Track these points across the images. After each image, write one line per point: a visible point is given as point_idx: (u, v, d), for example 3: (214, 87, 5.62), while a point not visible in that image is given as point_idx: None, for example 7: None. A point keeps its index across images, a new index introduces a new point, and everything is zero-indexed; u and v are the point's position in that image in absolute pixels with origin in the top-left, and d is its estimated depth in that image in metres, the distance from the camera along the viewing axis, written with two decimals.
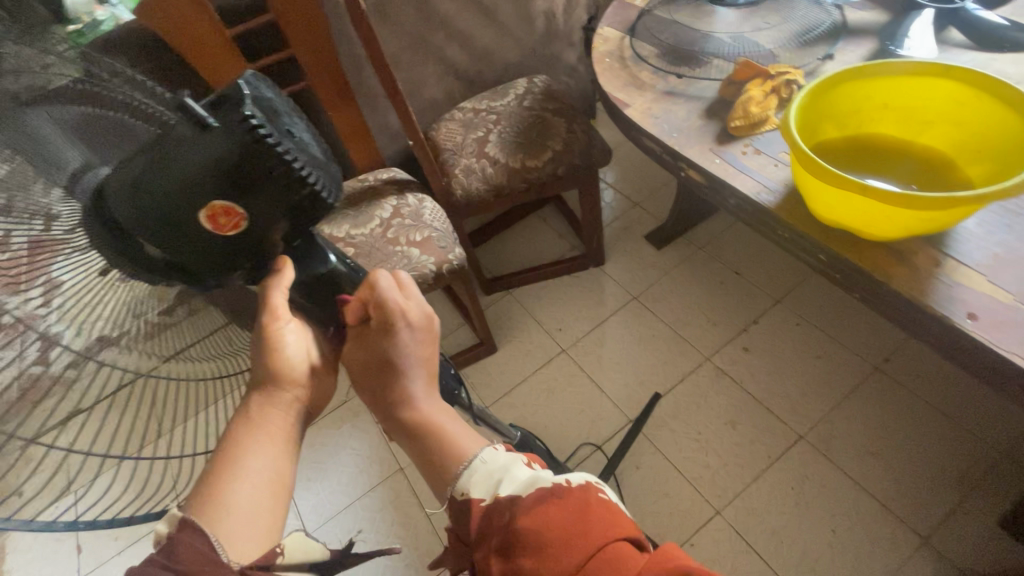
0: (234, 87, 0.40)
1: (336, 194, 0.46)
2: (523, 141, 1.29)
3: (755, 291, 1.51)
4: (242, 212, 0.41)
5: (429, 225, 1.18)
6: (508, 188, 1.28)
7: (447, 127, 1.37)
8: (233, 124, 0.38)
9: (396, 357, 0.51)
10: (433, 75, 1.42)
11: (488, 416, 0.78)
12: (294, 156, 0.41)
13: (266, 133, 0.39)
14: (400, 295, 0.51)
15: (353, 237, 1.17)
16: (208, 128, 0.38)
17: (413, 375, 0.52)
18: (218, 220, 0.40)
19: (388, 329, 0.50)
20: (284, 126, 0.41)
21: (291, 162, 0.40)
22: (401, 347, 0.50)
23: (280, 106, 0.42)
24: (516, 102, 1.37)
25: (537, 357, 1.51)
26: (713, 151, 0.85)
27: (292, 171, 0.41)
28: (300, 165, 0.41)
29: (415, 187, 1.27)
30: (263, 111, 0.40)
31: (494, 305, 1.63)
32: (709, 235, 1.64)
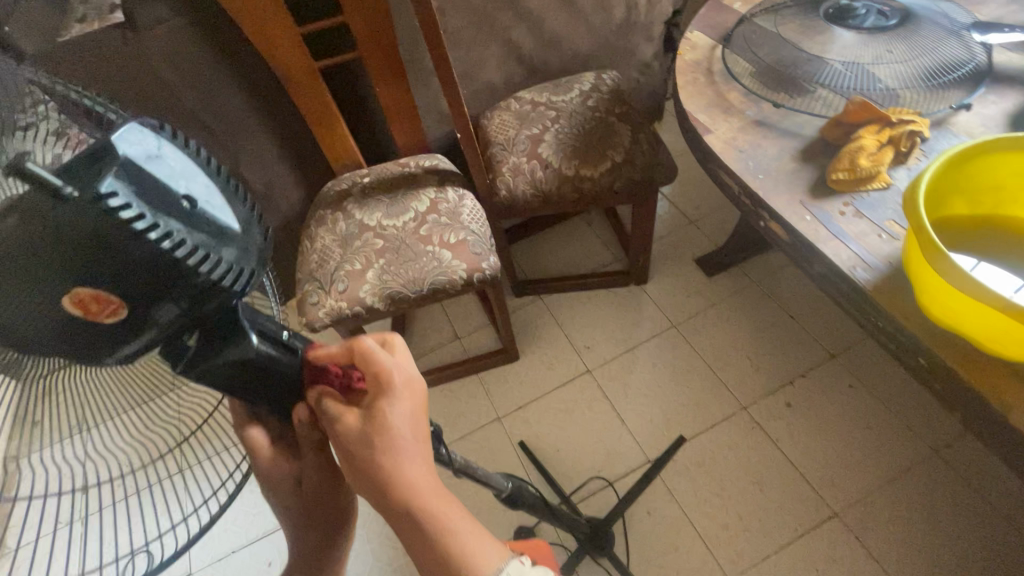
0: (109, 144, 0.26)
1: (257, 277, 0.33)
2: (582, 145, 1.17)
3: (808, 340, 1.37)
4: (124, 302, 0.28)
5: (466, 226, 1.08)
6: (556, 196, 1.17)
7: (500, 118, 1.26)
8: (92, 206, 0.24)
9: (388, 430, 0.46)
10: (494, 58, 1.30)
11: (473, 467, 0.68)
12: (191, 251, 0.28)
13: (139, 217, 0.26)
14: (384, 357, 0.48)
15: (384, 228, 1.09)
16: (59, 198, 0.24)
17: (409, 447, 0.46)
18: (91, 309, 0.27)
19: (378, 397, 0.47)
20: (178, 192, 0.28)
21: (186, 261, 0.28)
22: (397, 413, 0.46)
23: (175, 159, 0.29)
24: (579, 101, 1.25)
25: (559, 373, 1.42)
26: (804, 204, 0.73)
27: (181, 264, 0.28)
28: (200, 263, 0.28)
29: (457, 180, 1.18)
30: (139, 182, 0.26)
31: (523, 310, 1.55)
32: (766, 270, 1.50)
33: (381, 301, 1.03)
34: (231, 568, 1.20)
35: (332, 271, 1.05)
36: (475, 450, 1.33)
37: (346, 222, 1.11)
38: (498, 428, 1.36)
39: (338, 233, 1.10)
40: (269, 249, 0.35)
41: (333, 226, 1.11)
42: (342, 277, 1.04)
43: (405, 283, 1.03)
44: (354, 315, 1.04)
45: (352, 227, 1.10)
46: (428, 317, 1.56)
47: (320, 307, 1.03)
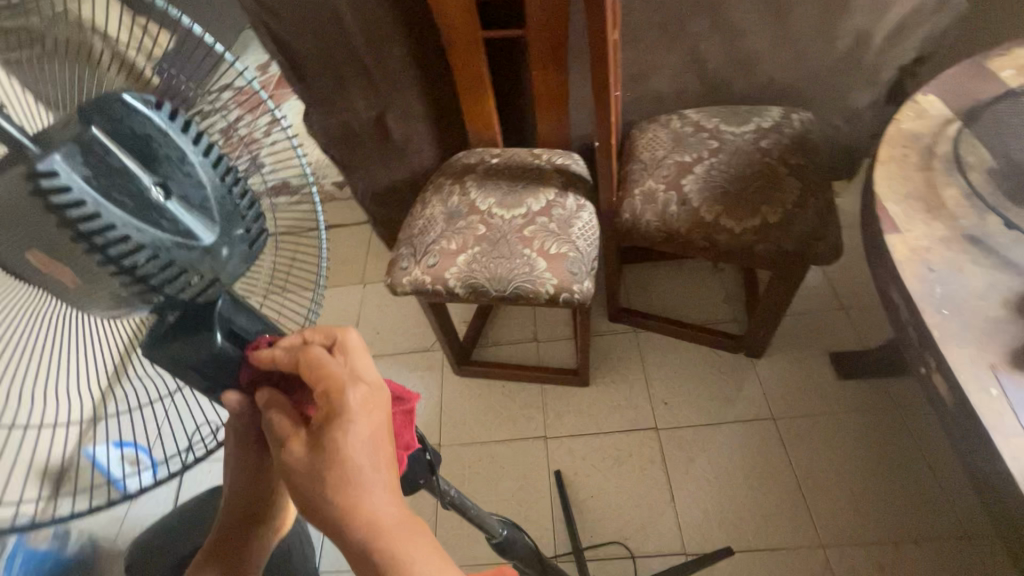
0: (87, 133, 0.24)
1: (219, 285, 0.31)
2: (733, 191, 1.00)
3: (935, 504, 1.11)
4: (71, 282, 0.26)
5: (572, 241, 1.00)
6: (683, 238, 1.02)
7: (653, 135, 1.13)
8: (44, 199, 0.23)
9: (345, 460, 0.38)
10: (672, 66, 1.17)
11: (469, 508, 0.64)
12: (144, 260, 0.26)
13: (77, 206, 0.23)
14: (331, 363, 0.40)
15: (491, 215, 1.05)
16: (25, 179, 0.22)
17: (367, 476, 0.38)
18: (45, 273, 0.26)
19: (332, 419, 0.39)
20: (145, 188, 0.26)
21: (137, 268, 0.26)
22: (351, 437, 0.38)
23: (161, 148, 0.27)
24: (751, 138, 1.07)
25: (623, 417, 1.31)
26: (994, 370, 0.53)
27: (129, 267, 0.25)
28: (155, 272, 0.27)
29: (582, 188, 1.09)
30: (95, 165, 0.24)
31: (612, 337, 1.44)
32: (909, 401, 1.24)
33: (462, 287, 1.01)
34: None
35: (429, 242, 1.04)
36: (511, 459, 1.29)
37: (459, 198, 1.09)
38: (540, 447, 1.29)
39: (448, 206, 1.09)
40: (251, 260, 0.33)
41: (446, 198, 1.10)
42: (435, 252, 1.03)
43: (491, 278, 0.99)
44: (434, 292, 1.02)
45: (463, 205, 1.08)
46: (515, 310, 1.53)
47: (406, 273, 1.03)
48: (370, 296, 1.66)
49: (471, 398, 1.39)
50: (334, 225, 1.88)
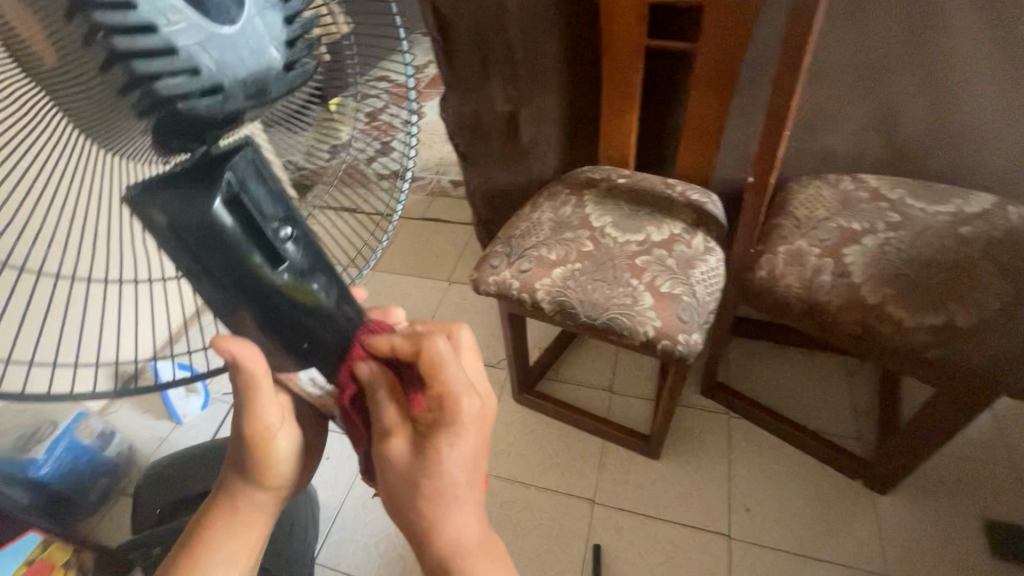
0: None
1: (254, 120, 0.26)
2: (912, 276, 0.80)
3: None
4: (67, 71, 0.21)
5: (689, 284, 0.85)
6: (830, 316, 0.83)
7: (816, 191, 0.95)
8: None
9: (446, 474, 0.39)
10: (856, 122, 0.99)
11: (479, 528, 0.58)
12: (162, 51, 0.21)
13: None
14: (454, 369, 0.40)
15: (603, 234, 0.93)
16: None
17: (461, 499, 0.39)
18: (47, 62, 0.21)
19: (441, 431, 0.39)
20: None
21: (151, 60, 0.21)
22: (454, 454, 0.39)
23: None
24: (947, 221, 0.85)
25: (692, 510, 1.09)
26: None
27: (139, 52, 0.20)
28: (176, 73, 0.21)
29: (715, 231, 0.94)
30: None
31: (699, 413, 1.23)
32: None
33: (549, 303, 0.89)
34: None
35: (527, 246, 0.95)
36: (548, 513, 1.12)
37: (573, 209, 0.99)
38: (585, 511, 1.11)
39: (558, 215, 0.98)
40: (262, 70, 0.24)
41: (558, 206, 1.00)
42: (531, 257, 0.93)
43: (584, 301, 0.86)
44: (518, 301, 0.92)
45: (574, 217, 0.97)
46: (597, 351, 1.38)
47: (494, 273, 0.94)
48: (452, 296, 1.60)
49: (524, 431, 1.25)
50: (439, 219, 1.88)
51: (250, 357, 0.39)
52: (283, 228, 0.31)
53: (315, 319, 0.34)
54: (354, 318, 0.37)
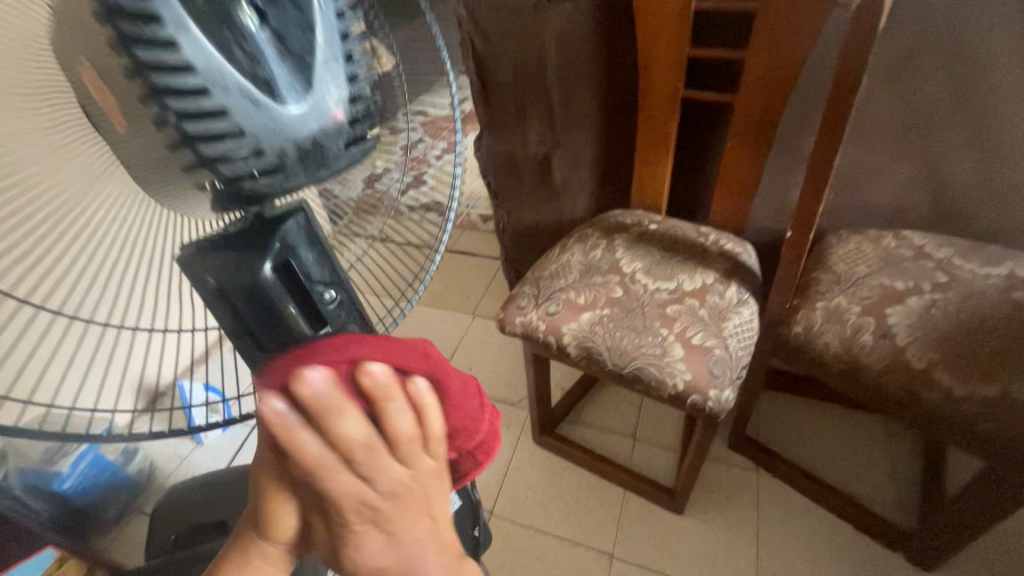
0: None
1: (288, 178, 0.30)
2: (962, 340, 0.75)
3: None
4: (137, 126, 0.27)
5: (721, 336, 0.82)
6: (871, 377, 0.79)
7: (856, 246, 0.93)
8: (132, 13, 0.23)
9: None
10: (898, 178, 0.97)
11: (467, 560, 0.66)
12: (205, 111, 0.26)
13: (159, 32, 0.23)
14: None
15: (633, 280, 0.91)
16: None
17: None
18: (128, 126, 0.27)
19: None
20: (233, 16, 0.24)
21: (195, 117, 0.26)
22: None
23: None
24: (998, 285, 0.81)
25: (717, 573, 1.03)
26: None
27: (185, 108, 0.25)
28: (215, 130, 0.26)
29: (749, 281, 0.92)
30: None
31: (727, 468, 1.18)
32: None
33: (575, 348, 0.87)
34: None
35: (555, 288, 0.94)
36: (564, 564, 1.07)
37: (603, 253, 0.98)
38: (602, 566, 1.06)
39: (588, 258, 0.98)
40: (325, 161, 0.30)
41: (588, 249, 1.00)
42: (558, 300, 0.92)
43: (611, 347, 0.84)
44: (543, 343, 0.91)
45: (604, 261, 0.96)
46: (621, 395, 1.35)
47: (520, 313, 0.93)
48: (475, 330, 1.59)
49: (542, 475, 1.22)
50: (467, 252, 1.89)
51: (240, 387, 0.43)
52: (326, 291, 0.36)
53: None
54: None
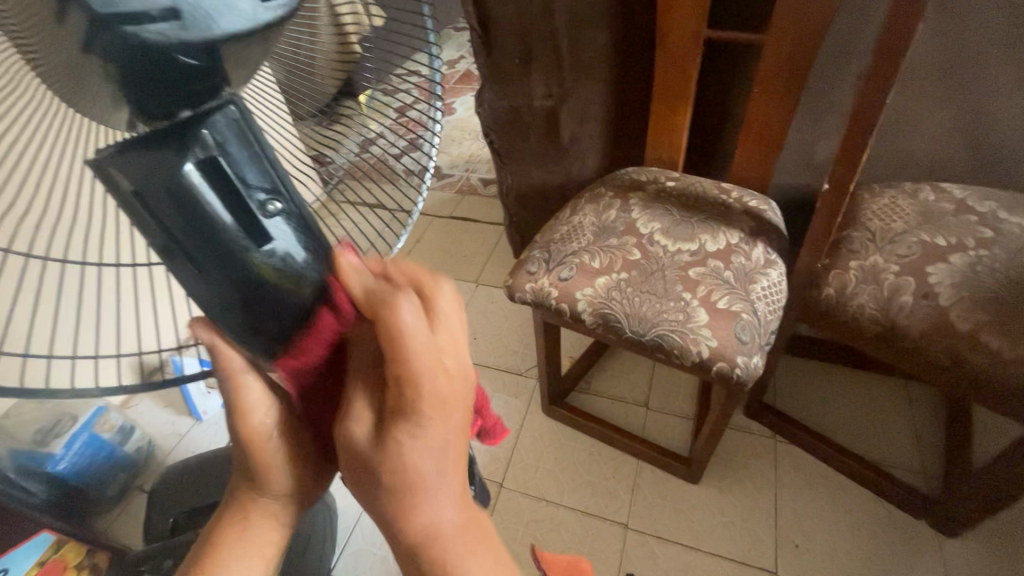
0: None
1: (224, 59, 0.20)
2: (1011, 299, 0.70)
3: None
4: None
5: (748, 300, 0.77)
6: (908, 341, 0.74)
7: (891, 201, 0.86)
8: None
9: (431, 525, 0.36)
10: (938, 126, 0.89)
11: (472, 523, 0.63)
12: None
13: None
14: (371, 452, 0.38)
15: (652, 241, 0.85)
16: None
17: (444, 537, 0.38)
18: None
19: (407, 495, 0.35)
20: None
21: None
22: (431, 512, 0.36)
23: None
24: None
25: (735, 543, 1.01)
26: None
27: None
28: None
29: (776, 241, 0.85)
30: None
31: (743, 435, 1.15)
32: None
33: (591, 315, 0.82)
34: None
35: (568, 252, 0.87)
36: (578, 535, 1.05)
37: (618, 213, 0.91)
38: (617, 536, 1.04)
39: (601, 219, 0.91)
40: (240, 13, 0.19)
41: (602, 210, 0.93)
42: (572, 265, 0.85)
43: (630, 314, 0.79)
44: (556, 311, 0.85)
45: (619, 221, 0.90)
46: (632, 363, 1.30)
47: (530, 279, 0.87)
48: (479, 298, 1.54)
49: (553, 445, 1.19)
50: (468, 218, 1.81)
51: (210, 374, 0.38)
52: (270, 201, 0.26)
53: (304, 312, 0.28)
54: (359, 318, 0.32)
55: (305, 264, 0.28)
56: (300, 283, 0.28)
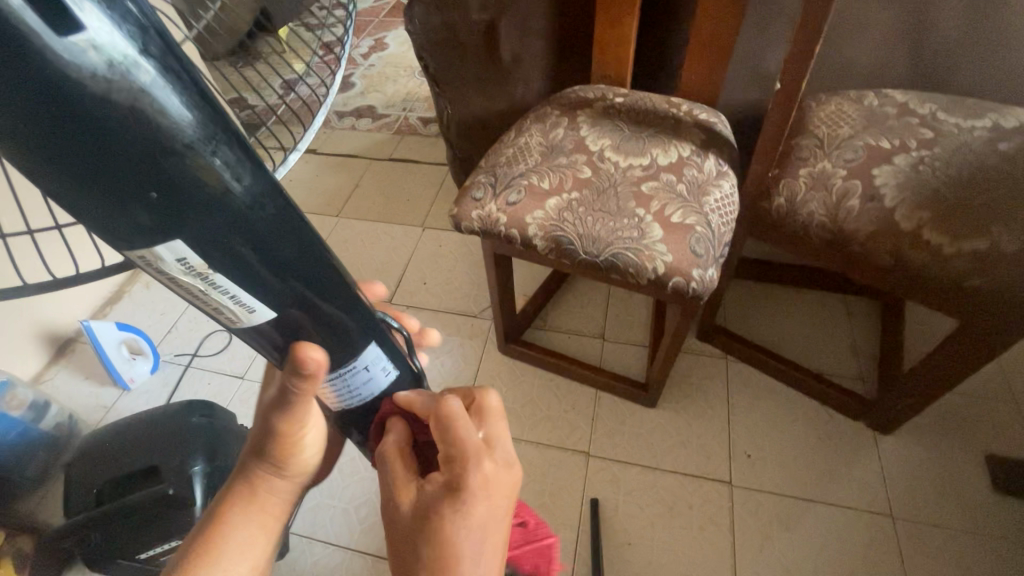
0: None
1: None
2: (952, 197, 0.71)
3: None
4: None
5: (702, 211, 0.74)
6: (856, 245, 0.74)
7: (838, 108, 0.85)
8: None
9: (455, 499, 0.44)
10: (883, 30, 0.87)
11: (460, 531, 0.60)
12: None
13: None
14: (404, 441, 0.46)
15: (603, 158, 0.80)
16: None
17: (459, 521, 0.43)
18: None
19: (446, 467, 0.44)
20: None
21: None
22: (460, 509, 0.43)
23: None
24: (984, 136, 0.76)
25: (691, 459, 1.04)
26: None
27: None
28: None
29: (727, 154, 0.83)
30: None
31: (696, 358, 1.17)
32: None
33: (542, 239, 0.77)
34: None
35: (515, 174, 0.82)
36: (540, 468, 1.05)
37: (566, 131, 0.86)
38: (579, 465, 1.05)
39: (549, 139, 0.85)
40: None
41: (549, 129, 0.87)
42: (520, 187, 0.80)
43: (583, 235, 0.75)
44: (506, 238, 0.80)
45: (567, 140, 0.84)
46: (587, 297, 1.29)
47: (477, 205, 0.81)
48: (427, 242, 1.46)
49: (511, 383, 1.17)
50: (409, 160, 1.71)
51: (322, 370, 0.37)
52: None
53: (178, 160, 0.21)
54: (247, 174, 0.25)
55: (172, 100, 0.20)
56: (166, 127, 0.20)
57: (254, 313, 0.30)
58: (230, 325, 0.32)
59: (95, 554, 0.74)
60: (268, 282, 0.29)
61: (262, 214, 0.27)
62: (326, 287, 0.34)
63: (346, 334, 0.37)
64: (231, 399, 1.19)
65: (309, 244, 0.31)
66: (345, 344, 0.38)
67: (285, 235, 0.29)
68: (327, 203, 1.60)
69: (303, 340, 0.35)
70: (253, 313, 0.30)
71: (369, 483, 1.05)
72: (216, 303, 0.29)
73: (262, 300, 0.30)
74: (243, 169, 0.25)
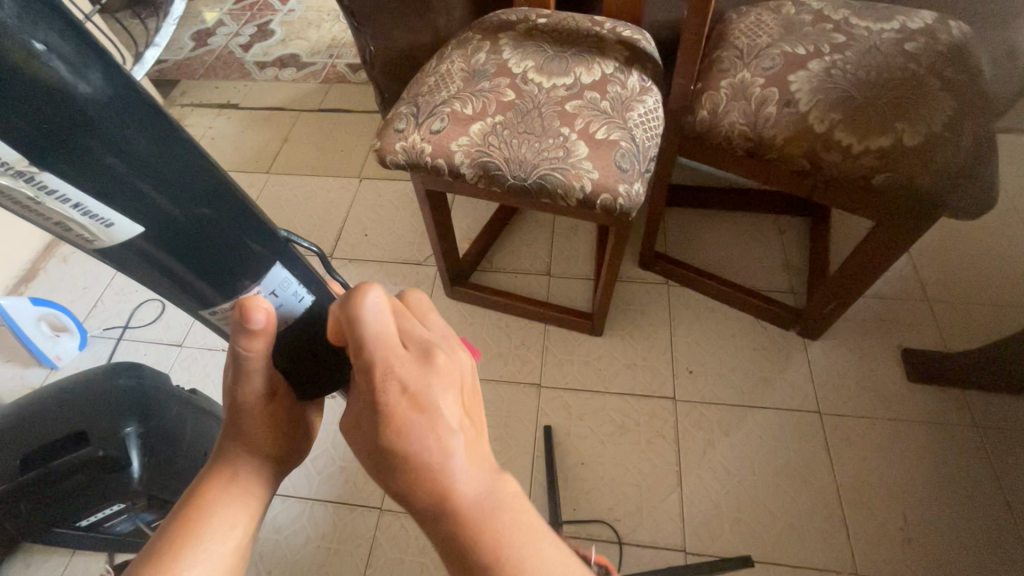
0: None
1: None
2: (861, 96, 0.73)
3: (1009, 545, 0.89)
4: None
5: (626, 127, 0.74)
6: (775, 151, 0.77)
7: (757, 19, 0.85)
8: None
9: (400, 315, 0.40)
10: None
11: None
12: None
13: None
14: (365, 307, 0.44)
15: (527, 79, 0.78)
16: None
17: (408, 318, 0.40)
18: None
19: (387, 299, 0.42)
20: None
21: None
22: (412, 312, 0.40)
23: None
24: (892, 38, 0.78)
25: (638, 381, 1.08)
26: None
27: None
28: None
29: (650, 70, 0.82)
30: None
31: (640, 286, 1.20)
32: (996, 422, 1.00)
33: (469, 167, 0.75)
34: (212, 365, 1.15)
35: (437, 102, 0.78)
36: (494, 403, 1.07)
37: (487, 55, 0.82)
38: (531, 396, 1.07)
39: (470, 64, 0.82)
40: None
41: (470, 54, 0.83)
42: (443, 115, 0.77)
43: (510, 159, 0.73)
44: (432, 169, 0.77)
45: (489, 64, 0.81)
46: (531, 236, 1.29)
47: (400, 137, 0.78)
48: (365, 192, 1.42)
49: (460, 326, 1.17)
50: (340, 109, 1.62)
51: (273, 322, 0.36)
52: None
53: None
54: (84, 63, 0.22)
55: None
56: None
57: (114, 228, 0.27)
58: (91, 245, 0.28)
59: (34, 523, 0.72)
60: (131, 192, 0.26)
61: (112, 111, 0.24)
62: (207, 200, 0.30)
63: (238, 252, 0.33)
64: (170, 368, 1.14)
65: (185, 157, 0.28)
66: (246, 269, 0.34)
67: (149, 139, 0.26)
68: (255, 160, 1.52)
69: (247, 293, 0.35)
70: (112, 228, 0.27)
71: (325, 436, 1.05)
72: (61, 218, 0.25)
73: (120, 211, 0.26)
74: (78, 56, 0.22)
